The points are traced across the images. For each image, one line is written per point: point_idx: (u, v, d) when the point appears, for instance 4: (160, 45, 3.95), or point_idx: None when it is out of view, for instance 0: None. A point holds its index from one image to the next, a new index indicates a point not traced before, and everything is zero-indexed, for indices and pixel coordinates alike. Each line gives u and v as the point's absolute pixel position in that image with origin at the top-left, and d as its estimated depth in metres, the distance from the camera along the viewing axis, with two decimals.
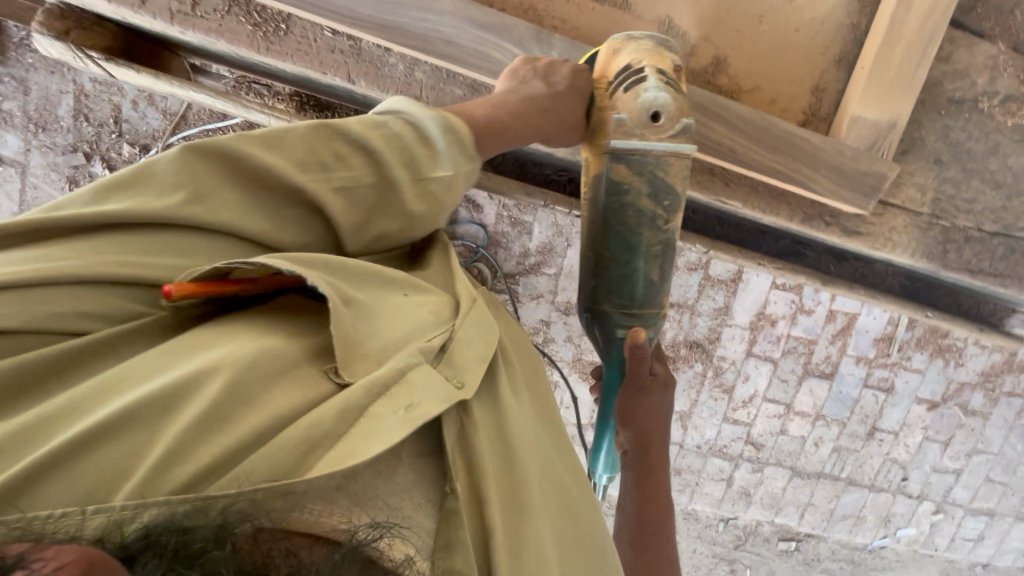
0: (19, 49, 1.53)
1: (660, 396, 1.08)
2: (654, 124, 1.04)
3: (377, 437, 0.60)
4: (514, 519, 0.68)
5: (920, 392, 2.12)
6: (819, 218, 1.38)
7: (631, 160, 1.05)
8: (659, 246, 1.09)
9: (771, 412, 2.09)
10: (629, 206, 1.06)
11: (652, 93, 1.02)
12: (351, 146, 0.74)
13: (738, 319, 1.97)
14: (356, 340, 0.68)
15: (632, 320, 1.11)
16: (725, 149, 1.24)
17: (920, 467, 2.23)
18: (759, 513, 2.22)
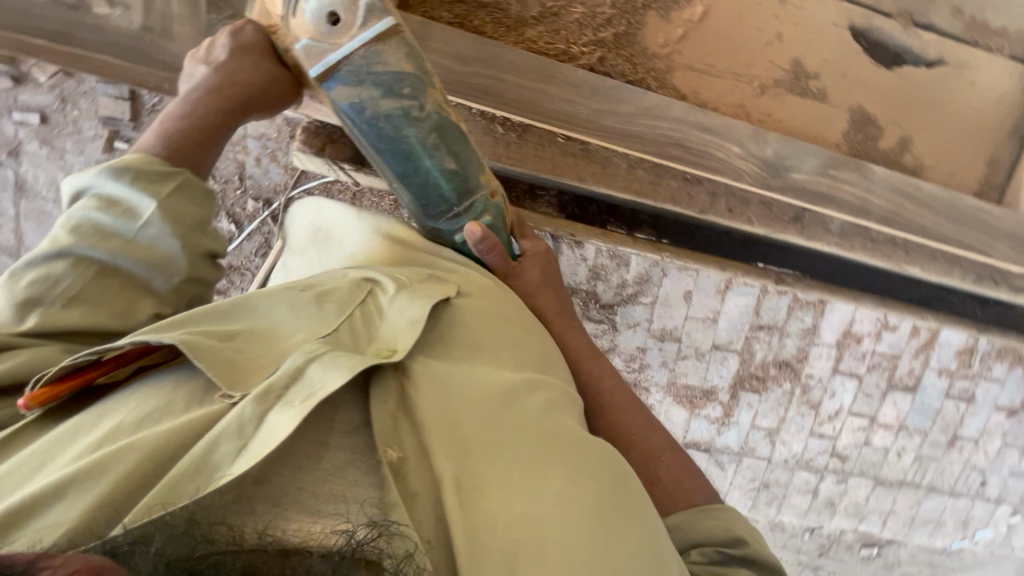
0: (151, 115, 1.62)
1: (531, 272, 1.24)
2: (337, 29, 1.01)
3: (273, 433, 0.65)
4: (468, 467, 0.72)
5: (1000, 400, 2.18)
6: (991, 277, 1.46)
7: (342, 77, 1.03)
8: (436, 136, 1.12)
9: (856, 425, 2.16)
10: (378, 119, 1.07)
11: (313, 2, 1.00)
12: (51, 259, 0.88)
13: (826, 338, 2.03)
14: (236, 356, 0.75)
15: (456, 220, 1.18)
16: (915, 227, 1.42)
17: (999, 471, 2.29)
18: (843, 521, 2.29)
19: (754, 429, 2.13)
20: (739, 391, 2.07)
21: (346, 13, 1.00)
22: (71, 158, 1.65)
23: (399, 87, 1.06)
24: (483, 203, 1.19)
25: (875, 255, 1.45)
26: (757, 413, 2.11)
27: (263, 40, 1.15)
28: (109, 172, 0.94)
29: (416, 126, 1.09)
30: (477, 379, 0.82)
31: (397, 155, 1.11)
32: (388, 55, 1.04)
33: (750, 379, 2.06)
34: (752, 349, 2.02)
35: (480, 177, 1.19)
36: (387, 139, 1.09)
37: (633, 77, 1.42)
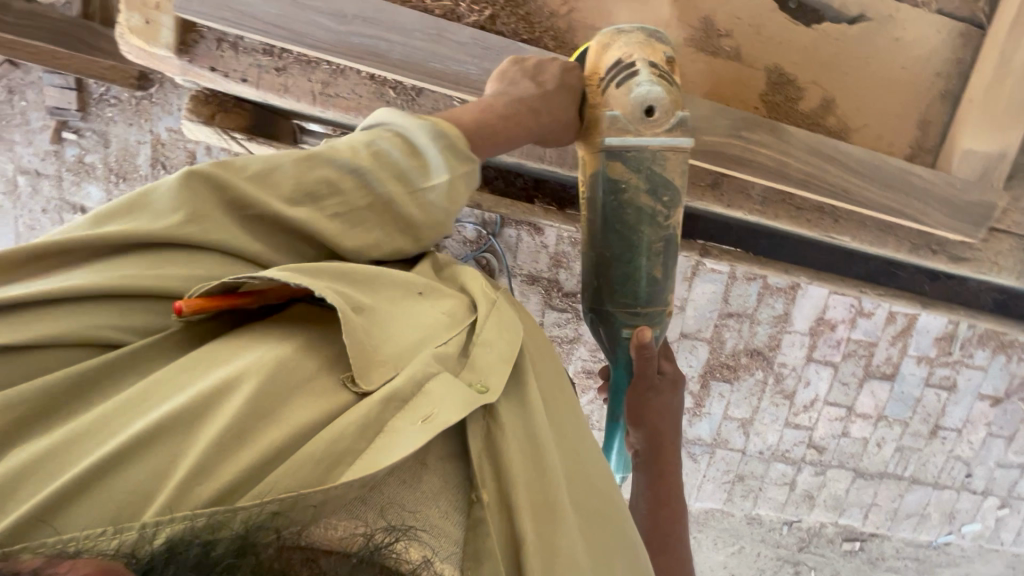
0: (99, 104, 1.61)
1: (669, 395, 1.10)
2: (647, 121, 1.04)
3: (396, 447, 0.59)
4: (546, 531, 0.67)
5: (983, 389, 2.11)
6: (927, 247, 1.41)
7: (624, 157, 1.05)
8: (663, 243, 1.10)
9: (833, 415, 2.10)
10: (629, 202, 1.07)
11: (645, 88, 1.02)
12: (341, 172, 0.76)
13: (798, 326, 1.98)
14: (370, 347, 0.68)
15: (636, 318, 1.11)
16: (838, 187, 1.24)
17: (985, 463, 2.22)
18: (823, 514, 2.23)
19: (726, 420, 2.07)
20: (710, 380, 2.02)
21: (663, 113, 1.05)
22: (20, 149, 1.64)
23: (663, 192, 1.07)
24: (659, 315, 1.12)
25: (797, 223, 1.35)
26: (729, 403, 2.06)
27: (580, 87, 1.08)
28: (432, 132, 0.82)
29: (654, 229, 1.09)
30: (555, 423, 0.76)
31: (622, 239, 1.09)
32: (670, 162, 1.07)
33: (722, 368, 2.01)
34: (722, 337, 1.97)
35: (671, 294, 1.14)
36: (621, 221, 1.08)
37: (529, 37, 1.24)
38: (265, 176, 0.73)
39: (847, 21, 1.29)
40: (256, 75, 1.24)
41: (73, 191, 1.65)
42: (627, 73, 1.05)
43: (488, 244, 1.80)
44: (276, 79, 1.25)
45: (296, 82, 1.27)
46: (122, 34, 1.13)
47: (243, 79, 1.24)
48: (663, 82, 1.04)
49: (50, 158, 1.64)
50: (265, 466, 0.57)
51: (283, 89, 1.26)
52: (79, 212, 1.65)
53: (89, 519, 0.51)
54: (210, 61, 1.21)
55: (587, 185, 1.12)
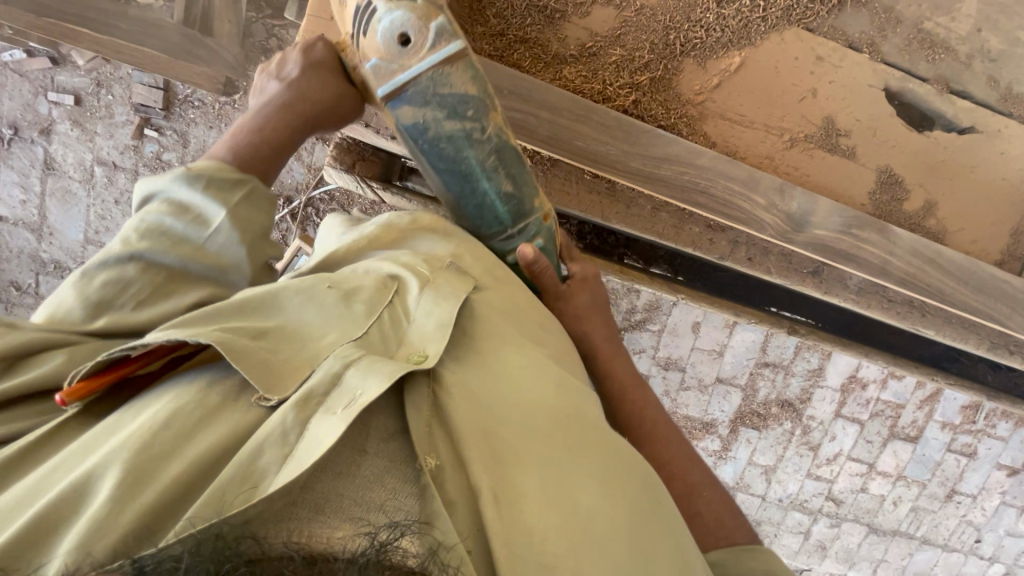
0: (183, 106, 1.68)
1: (580, 291, 1.05)
2: (406, 50, 0.93)
3: (320, 444, 0.55)
4: (500, 476, 0.62)
5: (1002, 458, 2.16)
6: (1004, 346, 1.44)
7: (408, 97, 0.94)
8: (495, 156, 1.00)
9: (854, 471, 2.14)
10: (439, 139, 0.96)
11: (385, 20, 0.92)
12: (119, 262, 0.73)
13: (831, 381, 2.02)
14: (278, 361, 0.65)
15: (511, 241, 1.04)
16: (936, 289, 1.27)
17: (994, 530, 2.26)
18: (832, 565, 2.27)
19: (751, 465, 2.12)
20: (739, 426, 2.06)
21: (417, 35, 0.92)
22: (101, 142, 1.72)
23: (465, 109, 0.96)
24: (535, 226, 1.05)
25: (888, 313, 1.40)
26: (755, 450, 2.10)
27: (331, 57, 1.00)
28: (183, 176, 0.78)
29: (478, 148, 0.99)
30: (518, 373, 0.74)
31: (455, 176, 1.00)
32: (457, 78, 0.95)
33: (752, 415, 2.05)
34: (755, 386, 2.01)
35: (537, 198, 1.05)
36: (446, 159, 0.99)
37: (665, 123, 1.28)
38: (57, 316, 0.70)
39: (956, 130, 1.34)
40: None
41: None
42: (367, 13, 0.94)
43: None
44: None
45: None
46: None
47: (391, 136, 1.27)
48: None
49: (131, 152, 1.73)
50: (169, 514, 0.52)
51: None
52: None
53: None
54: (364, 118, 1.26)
55: (406, 144, 1.02)
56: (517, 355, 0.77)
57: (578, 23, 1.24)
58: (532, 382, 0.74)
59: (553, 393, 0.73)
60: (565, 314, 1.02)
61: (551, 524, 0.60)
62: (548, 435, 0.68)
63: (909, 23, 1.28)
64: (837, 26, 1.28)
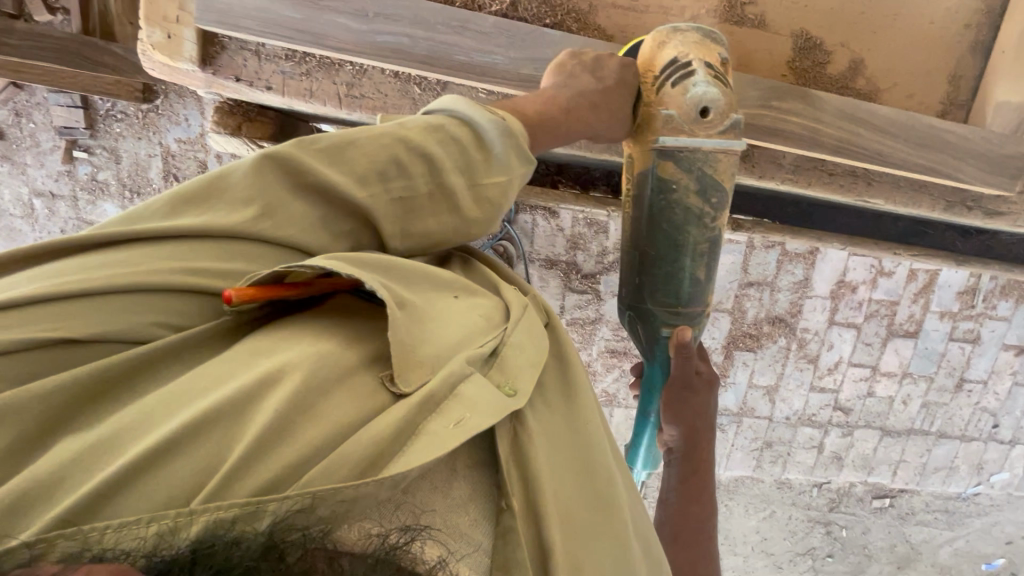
0: (106, 121, 1.79)
1: (708, 393, 1.01)
2: (702, 120, 0.97)
3: (430, 450, 0.54)
4: (572, 542, 0.62)
5: (1007, 339, 2.11)
6: (961, 204, 1.46)
7: (676, 156, 0.98)
8: (707, 245, 1.03)
9: (857, 376, 2.10)
10: (677, 203, 1.00)
11: (701, 88, 0.95)
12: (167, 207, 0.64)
13: (819, 290, 1.98)
14: (408, 346, 0.61)
15: (674, 318, 1.05)
16: (875, 152, 1.28)
17: (1011, 412, 2.23)
18: (851, 474, 2.25)
19: (752, 387, 2.08)
20: (733, 350, 2.02)
21: (717, 114, 0.97)
22: (33, 172, 1.83)
23: (712, 194, 1.00)
24: (698, 316, 1.07)
25: (830, 189, 1.39)
26: (753, 372, 2.06)
27: (636, 83, 0.99)
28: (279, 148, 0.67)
29: (701, 229, 1.02)
30: (594, 438, 0.72)
31: (667, 238, 1.02)
32: (722, 165, 1.00)
33: (744, 337, 2.01)
34: (743, 307, 1.97)
35: (711, 296, 1.08)
36: (670, 221, 1.01)
37: (553, 22, 1.26)
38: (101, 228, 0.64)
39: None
40: (280, 82, 1.24)
41: (89, 207, 1.84)
42: (682, 70, 0.97)
43: (504, 232, 1.79)
44: (301, 83, 1.25)
45: (322, 86, 1.26)
46: (145, 49, 1.14)
47: (266, 86, 1.24)
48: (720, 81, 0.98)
49: (65, 178, 1.83)
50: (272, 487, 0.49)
51: (310, 93, 1.25)
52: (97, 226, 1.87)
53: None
54: (233, 71, 1.21)
55: (631, 187, 1.06)
56: (593, 413, 0.75)
57: None
58: (595, 445, 0.71)
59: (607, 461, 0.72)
60: (692, 404, 0.99)
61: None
62: (602, 505, 0.67)
63: None
64: None
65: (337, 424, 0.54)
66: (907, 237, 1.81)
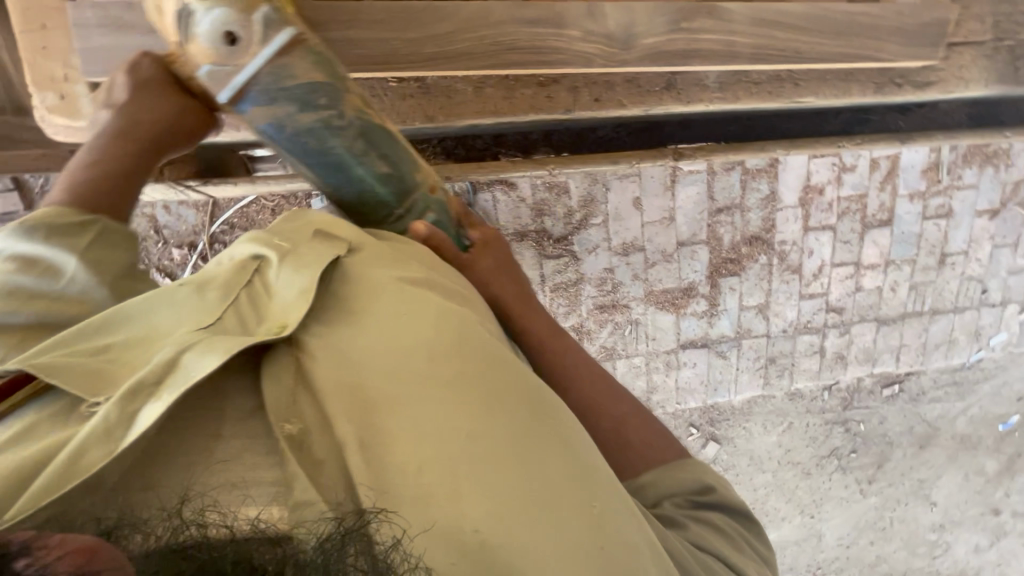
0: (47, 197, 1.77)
1: (482, 257, 1.04)
2: (236, 48, 0.89)
3: (192, 372, 0.61)
4: (364, 426, 0.63)
5: (978, 205, 2.14)
6: (890, 82, 1.50)
7: (253, 97, 0.92)
8: (363, 139, 0.97)
9: (842, 275, 2.13)
10: (299, 133, 0.94)
11: (204, 22, 0.88)
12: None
13: (789, 201, 1.99)
14: (110, 370, 0.65)
15: (401, 221, 1.02)
16: (792, 51, 1.38)
17: (997, 275, 2.27)
18: (857, 369, 2.31)
19: (744, 310, 2.11)
20: (718, 278, 2.04)
21: (244, 29, 0.88)
22: None
23: (318, 98, 0.93)
24: (424, 202, 1.03)
25: (758, 97, 1.46)
26: (741, 295, 2.09)
27: (155, 73, 1.00)
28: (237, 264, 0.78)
29: (342, 137, 0.96)
30: (394, 318, 0.70)
31: (328, 168, 0.98)
32: (298, 67, 0.92)
33: (726, 263, 2.03)
34: (718, 234, 1.98)
35: (419, 170, 1.04)
36: (313, 151, 0.96)
37: None
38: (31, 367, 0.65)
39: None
40: None
41: None
42: (184, 16, 0.89)
43: None
44: None
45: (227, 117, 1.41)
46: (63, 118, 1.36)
47: None
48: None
49: None
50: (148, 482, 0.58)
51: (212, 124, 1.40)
52: None
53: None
54: None
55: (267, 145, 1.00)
56: (394, 300, 0.72)
57: None
58: (407, 324, 0.70)
59: (434, 332, 0.70)
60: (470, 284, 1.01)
61: (425, 451, 0.61)
62: (423, 383, 0.66)
63: None
64: None
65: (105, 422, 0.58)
66: (850, 129, 1.89)
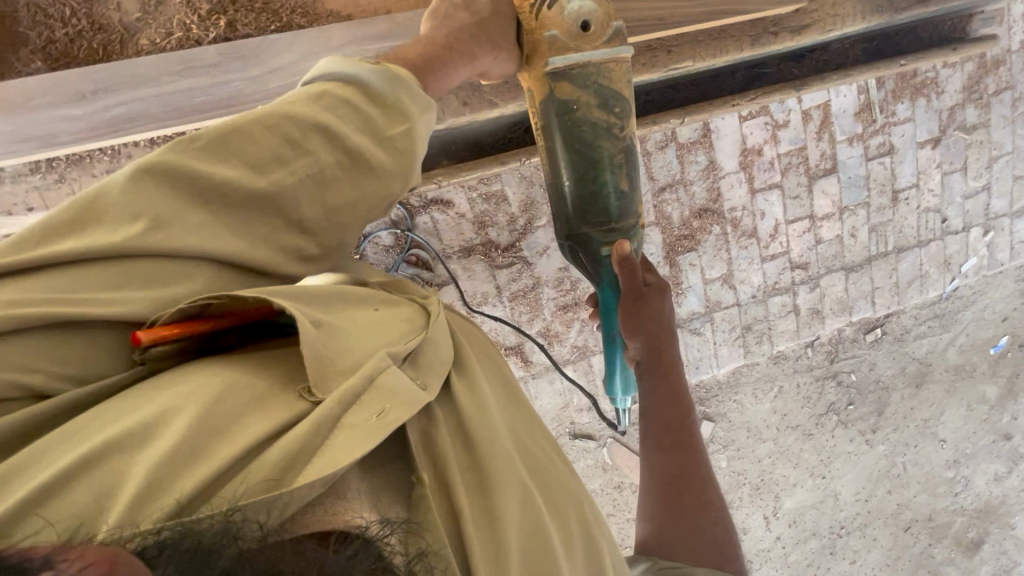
0: None
1: (659, 299, 1.20)
2: (585, 34, 1.13)
3: (409, 395, 0.69)
4: (484, 496, 0.72)
5: (919, 137, 2.14)
6: (766, 31, 1.64)
7: (570, 76, 1.14)
8: (621, 155, 1.20)
9: (800, 231, 2.12)
10: (582, 121, 1.16)
11: (577, 3, 1.12)
12: (304, 132, 0.76)
13: (729, 167, 1.98)
14: (331, 357, 0.69)
15: (609, 235, 1.22)
16: (655, 18, 1.51)
17: (953, 202, 2.27)
18: (836, 321, 2.28)
19: (709, 283, 2.08)
20: (676, 257, 2.02)
21: (596, 25, 1.14)
22: None
23: (613, 105, 1.17)
24: (633, 229, 1.24)
25: (635, 68, 1.58)
26: (703, 268, 2.06)
27: (512, 10, 1.13)
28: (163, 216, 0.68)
29: (611, 142, 1.19)
30: (485, 400, 0.83)
31: (585, 156, 1.18)
32: (614, 75, 1.17)
33: (681, 240, 2.01)
34: (667, 213, 1.97)
35: (640, 208, 1.26)
36: (582, 139, 1.18)
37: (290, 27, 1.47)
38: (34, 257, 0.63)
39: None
40: (39, 197, 1.44)
41: None
42: None
43: (410, 241, 1.76)
44: (57, 189, 1.44)
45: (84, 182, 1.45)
46: None
47: (28, 207, 1.44)
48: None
49: None
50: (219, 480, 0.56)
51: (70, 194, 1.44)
52: None
53: (118, 524, 0.49)
54: None
55: (541, 117, 1.20)
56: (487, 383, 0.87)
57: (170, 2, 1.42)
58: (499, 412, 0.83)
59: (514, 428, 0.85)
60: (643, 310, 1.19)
61: (524, 529, 0.72)
62: (518, 465, 0.78)
63: None
64: None
65: (271, 426, 0.61)
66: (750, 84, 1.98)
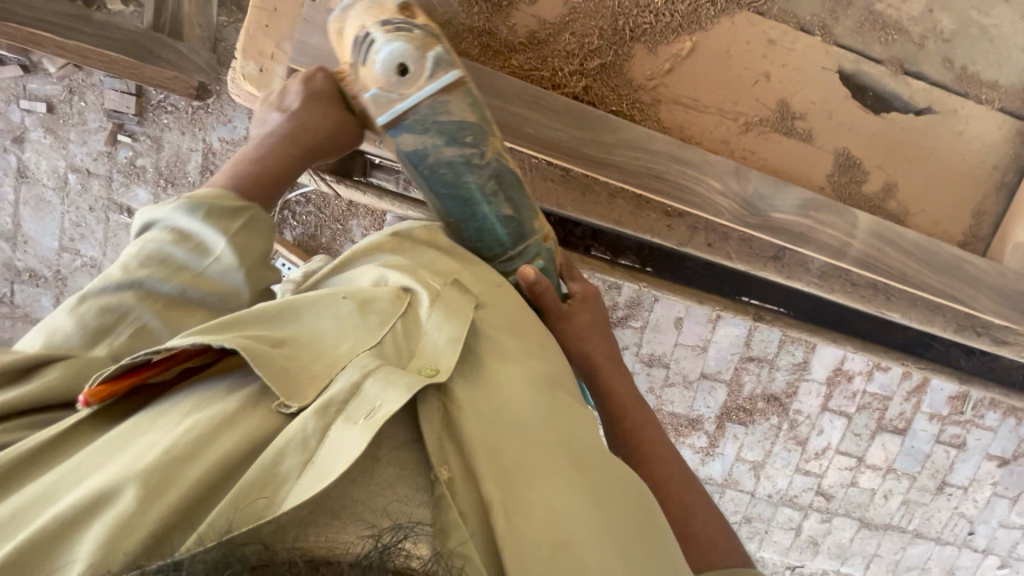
0: (155, 111, 1.64)
1: (581, 309, 1.04)
2: (405, 79, 0.95)
3: (381, 403, 0.61)
4: (510, 493, 0.62)
5: (991, 449, 2.14)
6: (970, 327, 1.43)
7: (407, 125, 0.96)
8: (493, 182, 1.01)
9: (842, 465, 2.13)
10: (438, 165, 0.98)
11: (384, 50, 0.94)
12: (119, 292, 0.73)
13: (816, 374, 2.01)
14: (297, 369, 0.66)
15: (511, 262, 1.04)
16: (898, 271, 1.25)
17: (987, 522, 2.25)
18: (825, 561, 2.26)
19: (738, 461, 2.11)
20: (725, 422, 2.05)
21: (416, 65, 0.95)
22: (75, 148, 1.68)
23: (462, 135, 0.98)
24: (535, 246, 1.06)
25: (851, 297, 1.40)
26: (742, 446, 2.09)
27: (335, 87, 1.01)
28: (182, 205, 0.77)
29: (477, 173, 1.00)
30: (519, 391, 0.73)
31: (456, 199, 1.00)
32: (454, 105, 0.97)
33: (738, 411, 2.04)
34: (740, 381, 2.00)
35: (538, 222, 1.07)
36: (446, 184, 1.00)
37: None
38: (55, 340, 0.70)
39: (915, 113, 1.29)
40: None
41: (121, 192, 1.71)
42: (367, 43, 0.96)
43: None
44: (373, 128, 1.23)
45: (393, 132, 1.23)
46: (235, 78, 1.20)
47: None
48: (404, 32, 0.95)
49: (103, 158, 1.68)
50: (191, 520, 0.52)
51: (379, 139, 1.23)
52: (125, 212, 1.73)
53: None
54: None
55: (406, 174, 1.03)
56: (528, 375, 0.76)
57: (526, 11, 1.19)
58: (537, 399, 0.73)
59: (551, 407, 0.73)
60: (567, 332, 1.01)
61: (556, 543, 0.59)
62: (548, 460, 0.67)
63: (862, 3, 1.23)
64: (790, 8, 1.23)
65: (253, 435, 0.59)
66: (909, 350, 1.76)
